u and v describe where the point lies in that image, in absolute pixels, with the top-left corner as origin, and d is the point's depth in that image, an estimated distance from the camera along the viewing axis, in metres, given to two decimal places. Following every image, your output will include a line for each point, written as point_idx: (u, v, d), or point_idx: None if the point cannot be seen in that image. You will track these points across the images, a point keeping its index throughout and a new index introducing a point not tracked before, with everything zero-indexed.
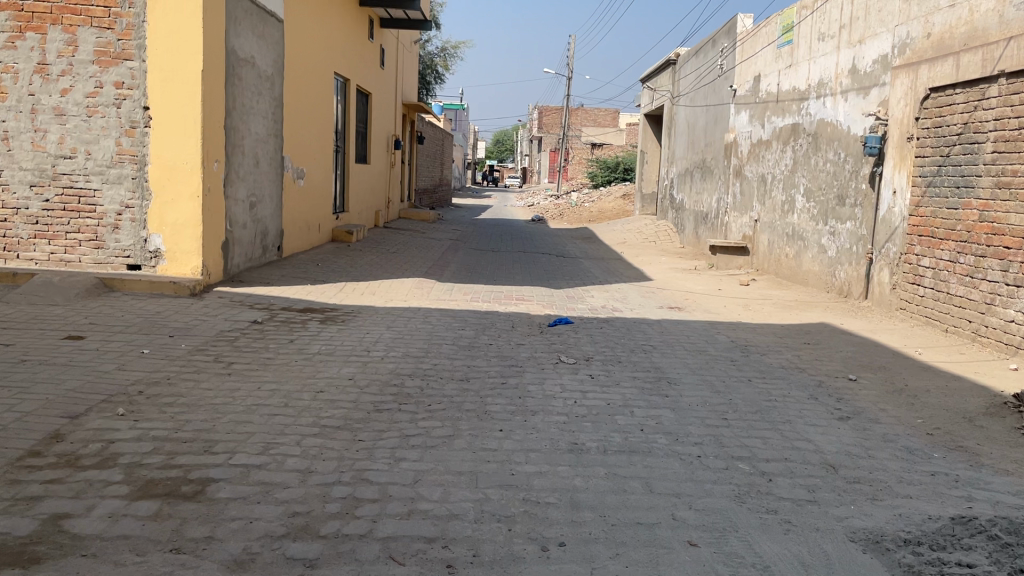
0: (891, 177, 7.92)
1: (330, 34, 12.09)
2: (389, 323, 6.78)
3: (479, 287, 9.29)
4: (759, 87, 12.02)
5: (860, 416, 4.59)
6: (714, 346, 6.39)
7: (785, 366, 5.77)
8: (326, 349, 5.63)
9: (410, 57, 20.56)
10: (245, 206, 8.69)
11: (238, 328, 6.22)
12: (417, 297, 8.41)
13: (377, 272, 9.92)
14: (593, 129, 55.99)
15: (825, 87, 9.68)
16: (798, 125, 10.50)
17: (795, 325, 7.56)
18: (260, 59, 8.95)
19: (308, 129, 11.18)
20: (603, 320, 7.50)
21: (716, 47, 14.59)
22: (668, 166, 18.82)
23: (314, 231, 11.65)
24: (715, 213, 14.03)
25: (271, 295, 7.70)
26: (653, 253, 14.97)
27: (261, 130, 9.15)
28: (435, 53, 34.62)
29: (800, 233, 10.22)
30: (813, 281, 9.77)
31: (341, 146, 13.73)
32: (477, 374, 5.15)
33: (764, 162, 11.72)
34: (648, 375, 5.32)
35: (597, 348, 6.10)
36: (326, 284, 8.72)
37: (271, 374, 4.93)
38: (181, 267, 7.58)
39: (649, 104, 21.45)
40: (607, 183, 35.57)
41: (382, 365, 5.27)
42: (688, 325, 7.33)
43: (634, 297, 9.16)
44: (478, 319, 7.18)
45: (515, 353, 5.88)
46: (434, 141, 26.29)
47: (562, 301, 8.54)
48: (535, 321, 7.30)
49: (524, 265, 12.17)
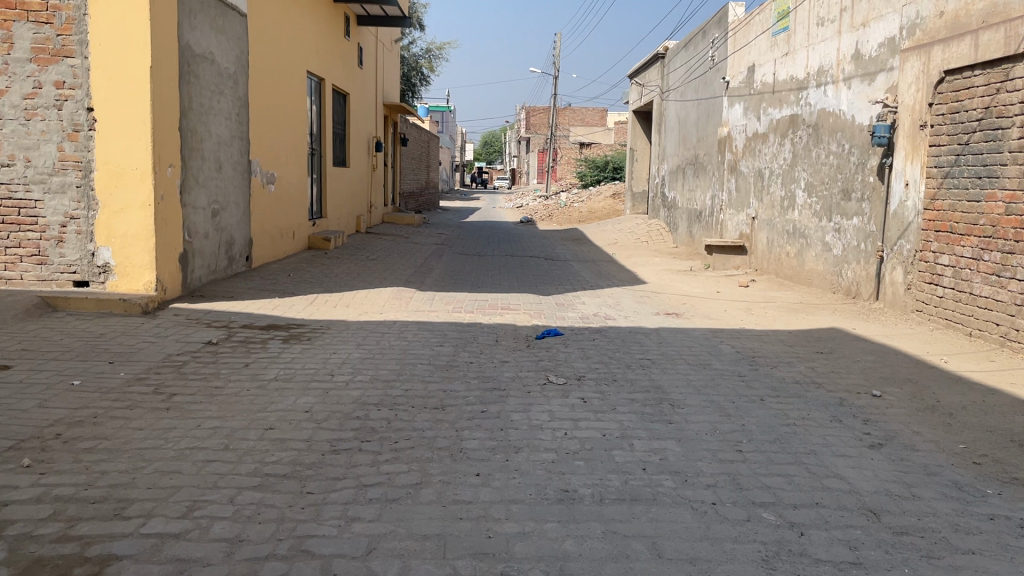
0: (902, 168, 7.34)
1: (300, 30, 11.45)
2: (361, 339, 6.15)
3: (462, 296, 8.67)
4: (754, 77, 11.45)
5: (894, 442, 3.98)
6: (719, 358, 5.78)
7: (799, 381, 5.16)
8: (285, 375, 5.00)
9: (390, 57, 19.93)
10: (207, 214, 8.05)
11: (189, 351, 5.58)
12: (394, 308, 7.77)
13: (353, 281, 9.27)
14: (581, 128, 55.45)
15: (826, 74, 9.10)
16: (797, 116, 9.91)
17: (804, 331, 6.96)
18: (220, 55, 8.31)
19: (278, 131, 10.53)
20: (595, 330, 6.89)
21: (707, 38, 14.01)
22: (659, 163, 18.25)
23: (287, 239, 11.01)
24: (710, 211, 13.46)
25: (233, 310, 7.05)
26: (646, 254, 14.39)
27: (224, 133, 8.50)
28: (419, 54, 33.96)
29: (802, 230, 9.64)
30: (817, 281, 9.18)
31: (317, 148, 13.09)
32: (454, 401, 4.53)
33: (761, 156, 11.14)
34: (648, 396, 4.70)
35: (590, 364, 5.49)
36: (295, 296, 8.07)
37: (216, 409, 4.30)
38: (133, 283, 6.94)
39: (637, 100, 20.88)
40: (596, 182, 35.03)
41: (347, 393, 4.64)
42: (689, 334, 6.72)
43: (628, 303, 8.56)
44: (460, 333, 6.56)
45: (498, 372, 5.26)
46: (419, 143, 25.66)
47: (552, 310, 7.93)
48: (522, 333, 6.68)
49: (511, 270, 11.55)
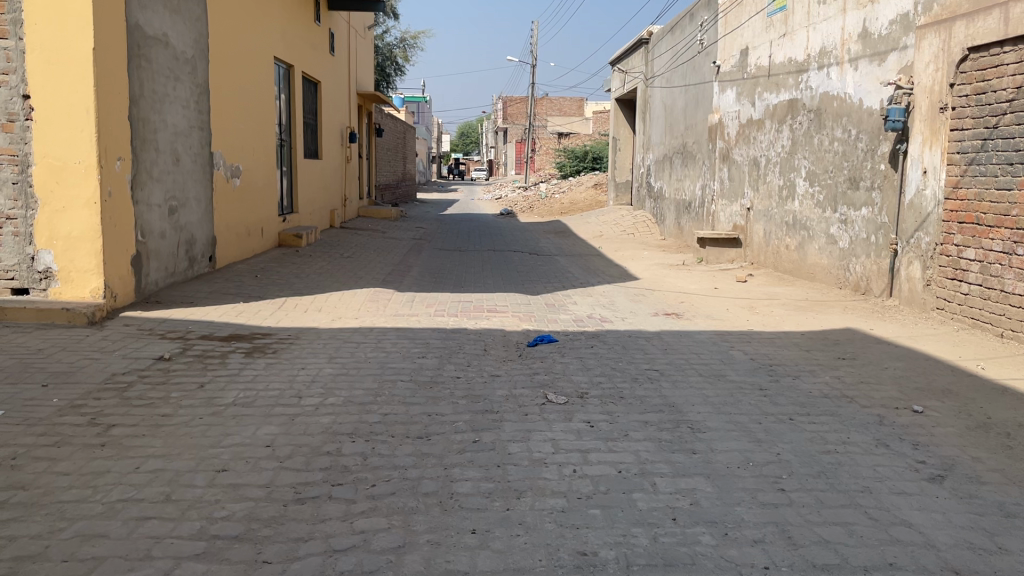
0: (919, 155, 6.80)
1: (266, 13, 10.74)
2: (334, 351, 5.51)
3: (444, 297, 8.03)
4: (747, 61, 10.89)
5: (955, 474, 3.42)
6: (733, 368, 5.19)
7: (828, 395, 4.59)
8: (245, 398, 4.35)
9: (363, 44, 19.17)
10: (163, 211, 7.35)
11: (137, 370, 4.90)
12: (370, 312, 7.13)
13: (325, 281, 8.60)
14: (558, 118, 54.85)
15: (829, 56, 8.54)
16: (797, 100, 9.35)
17: (818, 332, 6.40)
18: (175, 37, 7.59)
19: (243, 121, 9.81)
20: (592, 335, 6.29)
21: (694, 21, 13.44)
22: (644, 153, 17.69)
23: (255, 236, 10.30)
24: (700, 202, 12.91)
25: (192, 318, 6.37)
26: (634, 247, 13.83)
27: (182, 122, 7.80)
28: (394, 43, 33.12)
29: (804, 222, 9.09)
30: (822, 275, 8.65)
31: (286, 140, 12.37)
32: (441, 428, 3.91)
33: (756, 143, 10.60)
34: (664, 417, 4.10)
35: (591, 377, 4.89)
36: (262, 300, 7.39)
37: (160, 445, 3.64)
38: (78, 289, 6.23)
39: (619, 87, 20.27)
40: (576, 173, 34.47)
41: (316, 420, 4.00)
42: (695, 339, 6.14)
43: (623, 302, 7.98)
44: (444, 341, 5.93)
45: (489, 389, 4.64)
46: (395, 134, 24.94)
47: (542, 311, 7.33)
48: (513, 340, 6.07)
49: (495, 266, 10.94)
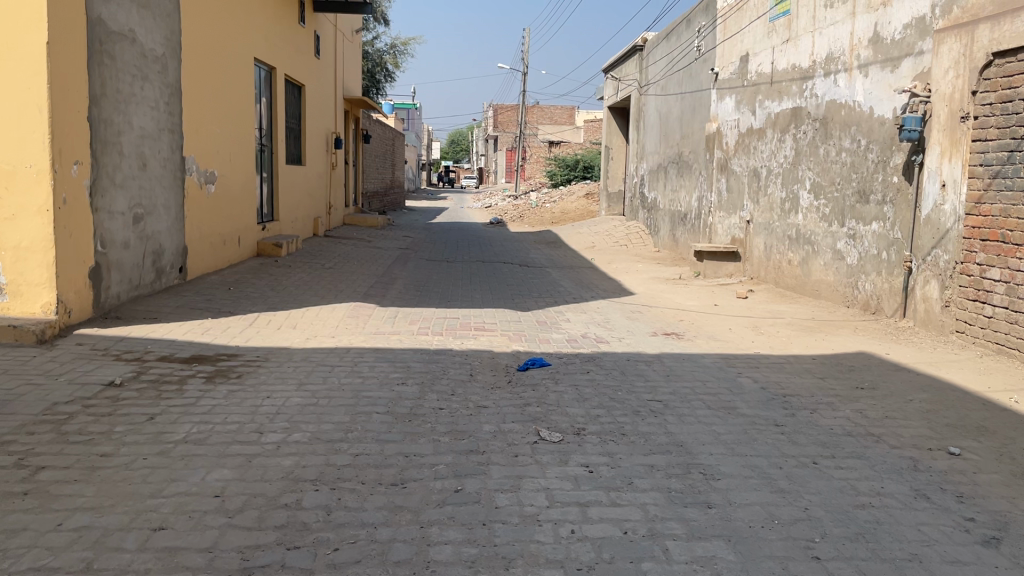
0: (937, 167, 6.38)
1: (245, 12, 10.26)
2: (305, 375, 5.02)
3: (429, 313, 7.55)
4: (747, 68, 10.49)
5: (1012, 535, 2.96)
6: (743, 398, 4.73)
7: (851, 433, 4.12)
8: (198, 434, 3.84)
9: (351, 48, 18.73)
10: (127, 219, 6.84)
11: (81, 398, 4.38)
12: (348, 330, 6.64)
13: (303, 294, 8.10)
14: (550, 127, 54.55)
15: (836, 62, 8.13)
16: (801, 108, 8.94)
17: (829, 356, 5.95)
18: (143, 33, 7.09)
19: (220, 126, 9.33)
20: (588, 358, 5.81)
21: (691, 27, 13.06)
22: (638, 162, 17.29)
23: (231, 245, 9.80)
24: (696, 213, 12.49)
25: (153, 337, 5.85)
26: (628, 259, 13.39)
27: (150, 124, 7.29)
28: (384, 49, 32.67)
29: (808, 236, 8.67)
30: (828, 293, 8.22)
31: (268, 145, 11.88)
32: (418, 473, 3.42)
33: (756, 153, 10.19)
34: (673, 460, 3.63)
35: (588, 409, 4.41)
36: (232, 315, 6.88)
37: (91, 495, 3.13)
38: (28, 304, 5.70)
39: (612, 95, 19.90)
40: (567, 182, 34.09)
41: (275, 462, 3.50)
42: (698, 363, 5.68)
43: (619, 320, 7.52)
44: (426, 364, 5.44)
45: (475, 423, 4.16)
46: (383, 141, 24.48)
47: (533, 329, 6.86)
48: (501, 363, 5.59)
49: (483, 279, 10.47)
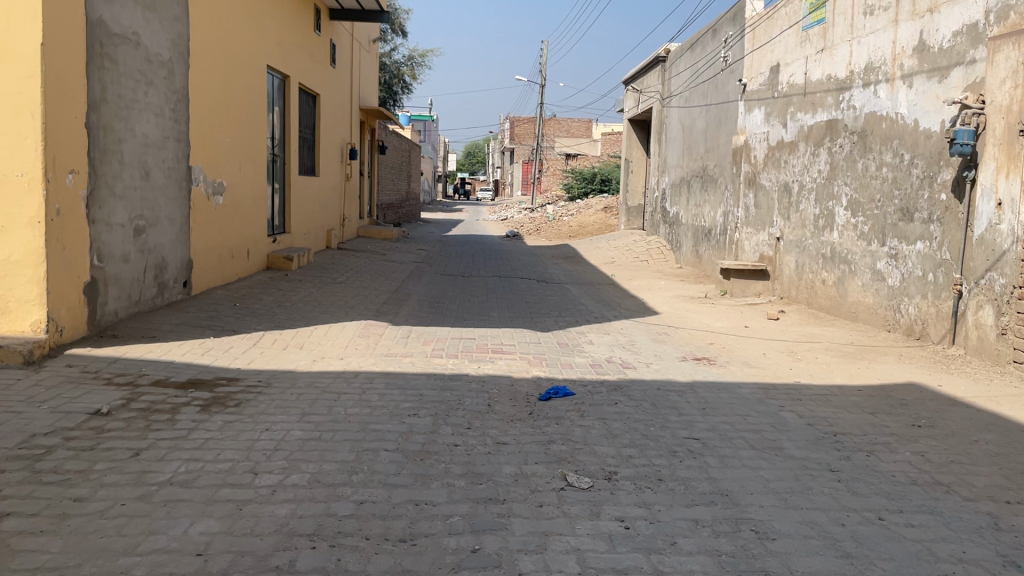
0: (992, 183, 5.93)
1: (259, 19, 9.95)
2: (307, 404, 4.61)
3: (444, 333, 7.14)
4: (778, 79, 10.07)
5: None
6: (789, 437, 4.29)
7: (917, 481, 3.67)
8: (185, 475, 3.44)
9: (368, 58, 18.45)
10: (127, 231, 6.49)
11: (63, 429, 4.00)
12: (358, 351, 6.24)
13: (312, 311, 7.72)
14: (567, 139, 54.26)
15: (877, 72, 7.70)
16: (837, 121, 8.50)
17: (876, 388, 5.50)
18: (148, 37, 6.75)
19: (230, 134, 9.00)
20: (615, 386, 5.39)
21: (717, 37, 12.66)
22: (659, 176, 16.87)
23: (240, 258, 9.46)
24: (722, 229, 12.06)
25: (149, 358, 5.48)
26: (649, 275, 12.97)
27: (154, 132, 6.96)
28: (401, 61, 32.48)
29: (844, 255, 8.22)
30: (867, 316, 7.76)
31: (280, 155, 11.55)
32: (430, 527, 3.00)
33: (787, 168, 9.76)
34: (720, 514, 3.18)
35: (619, 448, 3.98)
36: (236, 334, 6.50)
37: (55, 552, 2.73)
38: (16, 322, 5.34)
39: (633, 107, 19.50)
40: (584, 195, 33.71)
41: (268, 511, 3.09)
42: (735, 393, 5.24)
43: (645, 343, 7.10)
44: (441, 392, 5.03)
45: (494, 463, 3.73)
46: (399, 152, 24.21)
47: (554, 353, 6.43)
48: (522, 392, 5.17)
49: (500, 295, 10.05)
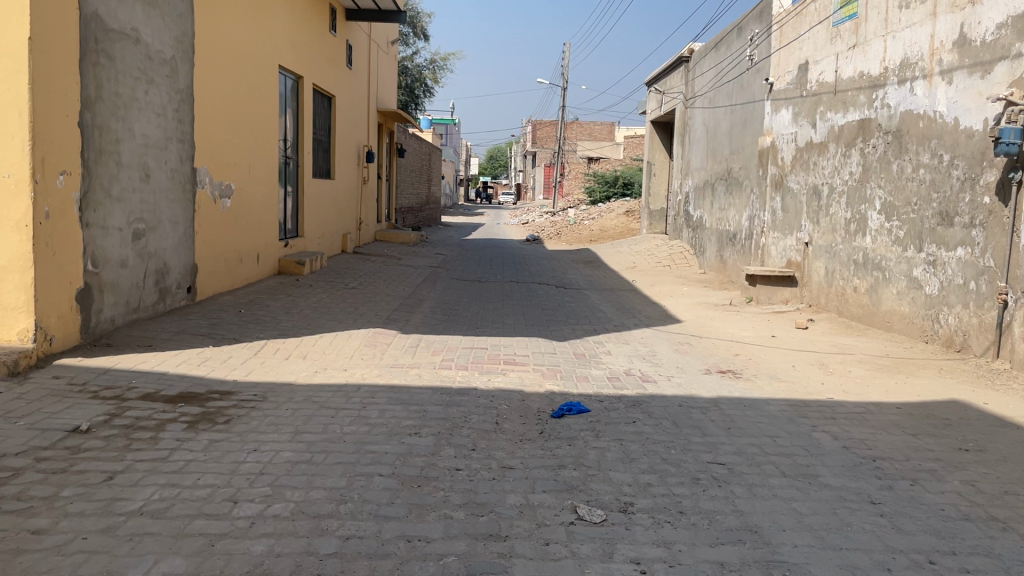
0: None
1: (270, 17, 9.73)
2: (302, 421, 4.30)
3: (455, 343, 6.82)
4: (807, 77, 9.67)
5: None
6: (824, 462, 3.91)
7: (970, 517, 3.28)
8: (158, 504, 3.14)
9: (386, 60, 18.21)
10: (125, 235, 6.23)
11: (36, 449, 3.71)
12: (363, 362, 5.93)
13: (319, 319, 7.43)
14: (589, 142, 53.90)
15: (913, 68, 7.29)
16: (870, 120, 8.10)
17: (916, 406, 5.11)
18: (147, 33, 6.50)
19: (238, 136, 8.74)
20: (633, 401, 5.03)
21: (743, 36, 12.27)
22: (682, 179, 16.47)
23: (249, 263, 9.20)
24: (747, 233, 11.65)
25: (142, 369, 5.20)
26: (672, 281, 12.58)
27: (155, 132, 6.71)
28: (423, 64, 32.27)
29: (877, 261, 7.81)
30: (903, 326, 7.35)
31: (293, 157, 11.31)
32: (421, 569, 2.67)
33: (816, 170, 9.35)
34: (749, 556, 2.83)
35: (637, 475, 3.63)
36: (237, 343, 6.22)
37: None
38: (3, 331, 5.09)
39: (655, 109, 19.10)
40: (606, 199, 33.31)
41: (242, 548, 2.77)
42: (763, 411, 4.86)
43: (667, 353, 6.73)
44: (447, 408, 4.70)
45: (498, 492, 3.39)
46: (419, 156, 23.98)
47: (570, 364, 6.08)
48: (533, 408, 4.83)
49: (517, 302, 9.71)
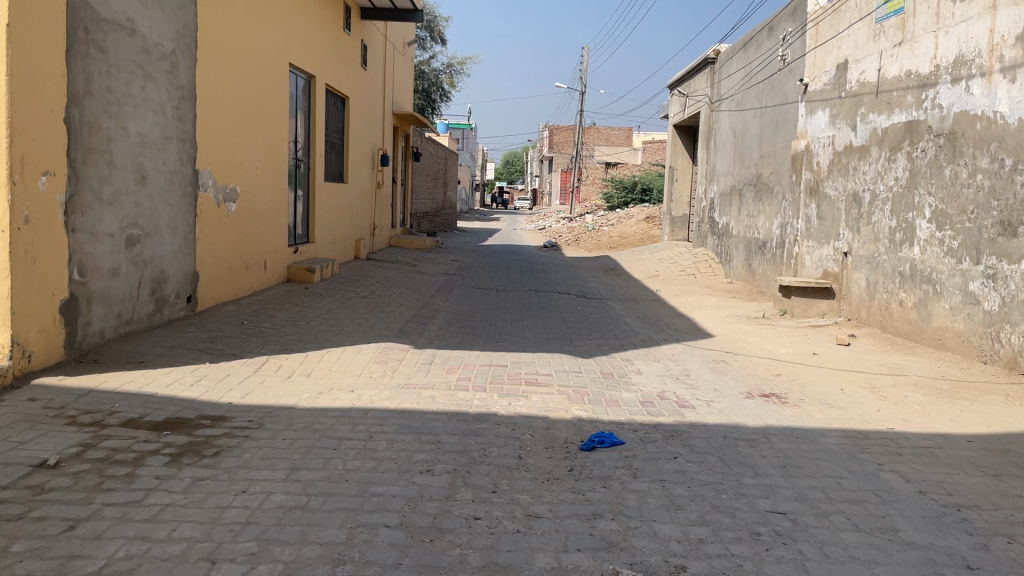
0: None
1: (280, 12, 9.29)
2: (299, 454, 3.80)
3: (472, 359, 6.31)
4: (846, 77, 9.12)
5: None
6: (900, 512, 3.36)
7: None
8: (121, 564, 2.65)
9: (402, 62, 17.78)
10: (117, 241, 5.78)
11: None
12: (372, 382, 5.42)
13: (327, 332, 6.94)
14: (606, 148, 53.39)
15: (969, 65, 6.73)
16: (918, 122, 7.55)
17: (989, 439, 4.54)
18: (144, 24, 6.05)
19: (245, 137, 8.29)
20: (671, 431, 4.50)
21: (774, 35, 11.72)
22: (707, 185, 15.91)
23: (255, 270, 8.74)
24: (779, 242, 11.09)
25: (127, 390, 4.72)
26: (699, 291, 12.02)
27: (153, 131, 6.26)
28: (440, 68, 31.87)
29: (927, 274, 7.24)
30: (957, 344, 6.78)
31: (304, 160, 10.87)
32: None
33: (856, 175, 8.80)
34: None
35: (686, 529, 3.10)
36: (235, 359, 5.73)
37: None
38: None
39: (678, 112, 18.56)
40: (624, 205, 32.76)
41: None
42: (819, 445, 4.32)
43: (702, 373, 6.19)
44: (463, 438, 4.18)
45: (524, 550, 2.86)
46: (435, 160, 23.56)
47: (598, 386, 5.55)
48: (560, 439, 4.31)
49: (536, 313, 9.20)
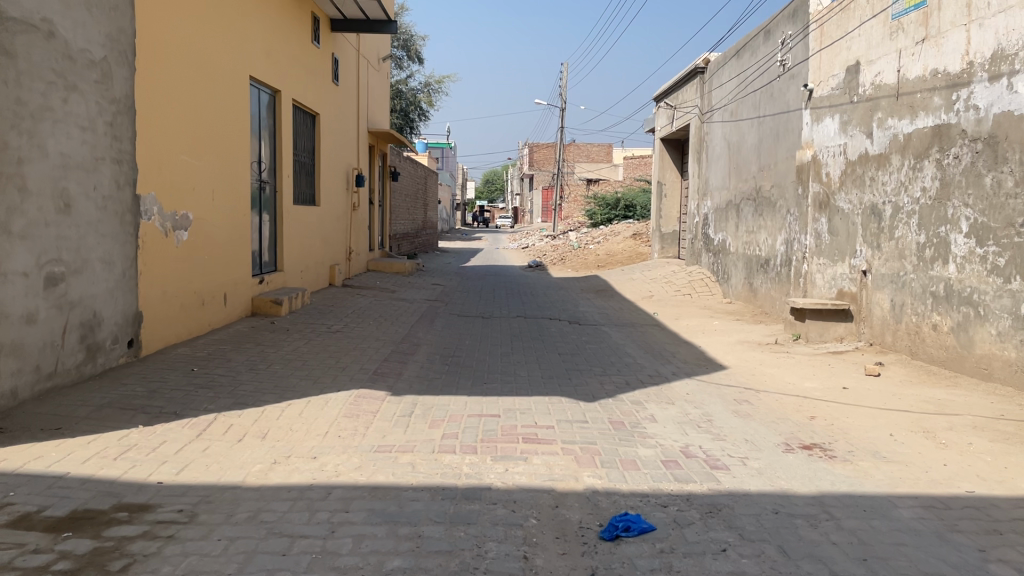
0: None
1: (238, 21, 8.42)
2: (237, 565, 2.89)
3: (458, 408, 5.41)
4: (859, 80, 8.37)
5: None
6: None
7: None
8: None
9: (377, 77, 16.95)
10: (34, 282, 4.85)
11: None
12: (339, 445, 4.51)
13: (289, 378, 6.01)
14: (588, 164, 52.91)
15: (1009, 60, 5.99)
16: (948, 126, 6.80)
17: None
18: (64, 27, 5.16)
19: (198, 157, 7.39)
20: (709, 506, 3.61)
21: (771, 40, 11.01)
22: (699, 199, 15.15)
23: (213, 305, 7.81)
24: (784, 259, 10.30)
25: (31, 471, 3.79)
26: (699, 313, 11.20)
27: (79, 151, 5.34)
28: (417, 87, 31.08)
29: (967, 295, 6.45)
30: (1008, 375, 5.98)
31: (270, 181, 9.97)
32: None
33: (874, 185, 8.03)
34: None
35: None
36: (176, 419, 4.79)
37: None
38: None
39: (666, 124, 17.85)
40: (607, 222, 32.01)
41: None
42: (897, 522, 3.45)
43: (726, 418, 5.33)
44: (451, 528, 3.28)
45: None
46: (414, 179, 22.70)
47: (610, 441, 4.67)
48: (574, 523, 3.42)
49: (528, 345, 8.31)
